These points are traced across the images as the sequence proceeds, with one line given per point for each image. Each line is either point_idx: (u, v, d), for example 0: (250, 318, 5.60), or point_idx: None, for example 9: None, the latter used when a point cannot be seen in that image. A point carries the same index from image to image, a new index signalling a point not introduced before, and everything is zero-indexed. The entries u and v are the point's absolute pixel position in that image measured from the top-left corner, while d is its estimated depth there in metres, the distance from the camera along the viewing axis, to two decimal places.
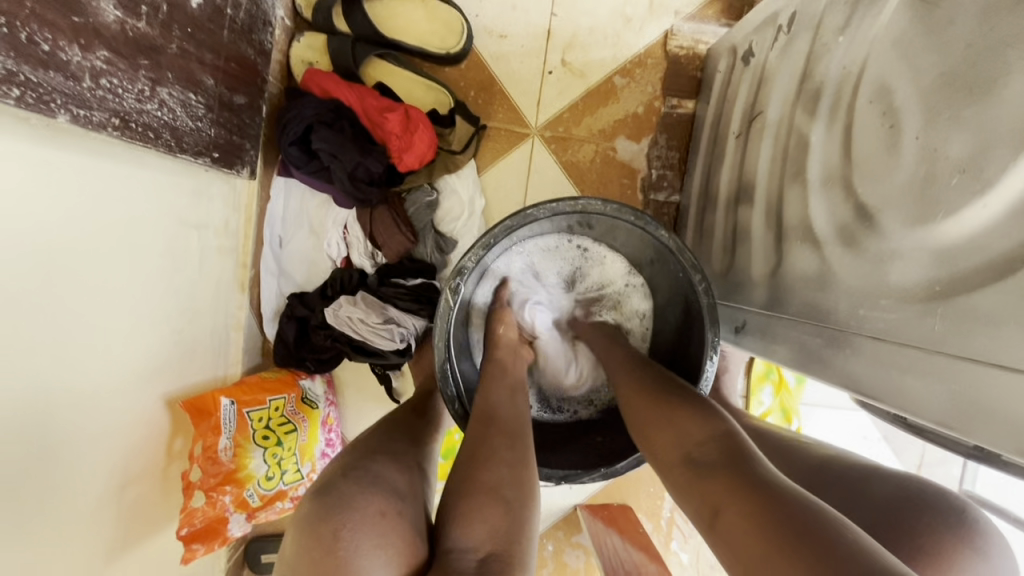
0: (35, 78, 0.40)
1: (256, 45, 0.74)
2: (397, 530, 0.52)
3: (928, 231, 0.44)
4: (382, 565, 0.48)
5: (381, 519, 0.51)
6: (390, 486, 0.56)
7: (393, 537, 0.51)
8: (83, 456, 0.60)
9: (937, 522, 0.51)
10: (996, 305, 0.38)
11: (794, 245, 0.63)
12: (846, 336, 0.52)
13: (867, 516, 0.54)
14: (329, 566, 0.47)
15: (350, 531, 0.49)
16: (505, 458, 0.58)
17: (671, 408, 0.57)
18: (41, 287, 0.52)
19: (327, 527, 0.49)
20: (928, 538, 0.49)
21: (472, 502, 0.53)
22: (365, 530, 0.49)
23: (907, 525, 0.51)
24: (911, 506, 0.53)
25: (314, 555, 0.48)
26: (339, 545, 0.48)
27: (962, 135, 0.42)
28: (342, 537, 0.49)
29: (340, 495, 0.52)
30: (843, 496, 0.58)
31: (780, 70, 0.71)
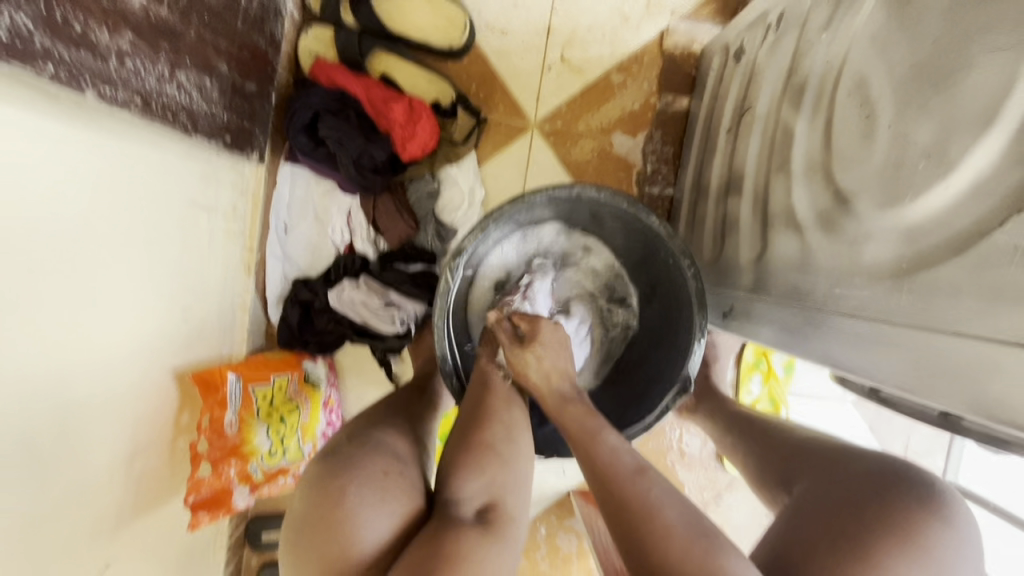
0: (67, 56, 0.43)
1: (267, 35, 0.77)
2: (398, 487, 0.54)
3: (898, 212, 0.47)
4: (386, 517, 0.51)
5: (384, 478, 0.54)
6: (392, 450, 0.59)
7: (395, 494, 0.53)
8: (96, 423, 0.63)
9: (908, 492, 0.54)
10: (955, 278, 0.41)
11: (778, 231, 0.66)
12: (823, 314, 0.55)
13: (841, 486, 0.57)
14: (335, 519, 0.50)
15: (355, 486, 0.52)
16: (503, 422, 0.61)
17: (659, 525, 0.49)
18: (61, 257, 0.54)
19: (334, 486, 0.52)
20: (899, 511, 0.52)
21: (471, 456, 0.57)
22: (368, 485, 0.52)
23: (881, 500, 0.53)
24: (883, 478, 0.56)
25: (321, 510, 0.51)
26: (345, 499, 0.51)
27: (929, 122, 0.45)
28: (347, 491, 0.51)
29: (345, 457, 0.55)
30: (820, 470, 0.62)
31: (769, 66, 0.75)
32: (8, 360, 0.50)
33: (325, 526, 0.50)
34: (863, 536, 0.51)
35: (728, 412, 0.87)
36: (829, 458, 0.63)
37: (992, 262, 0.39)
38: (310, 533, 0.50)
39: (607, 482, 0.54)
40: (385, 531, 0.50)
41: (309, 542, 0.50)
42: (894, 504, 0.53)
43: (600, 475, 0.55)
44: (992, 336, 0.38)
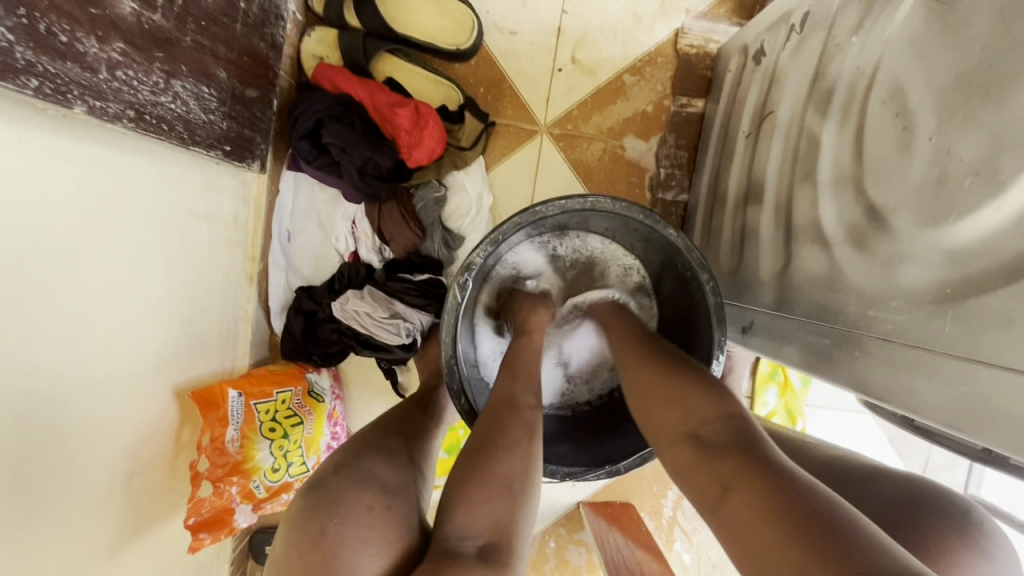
0: (53, 69, 0.41)
1: (268, 39, 0.75)
2: (384, 524, 0.52)
3: (941, 233, 0.44)
4: (369, 558, 0.49)
5: (369, 515, 0.52)
6: (378, 479, 0.56)
7: (381, 532, 0.51)
8: (94, 445, 0.61)
9: (945, 524, 0.50)
10: (1008, 307, 0.38)
11: (803, 245, 0.63)
12: (854, 337, 0.52)
13: (872, 513, 0.54)
14: (316, 561, 0.48)
15: (338, 528, 0.49)
16: (517, 449, 0.56)
17: (678, 387, 0.54)
18: (52, 275, 0.52)
19: (314, 523, 0.50)
20: (928, 537, 0.49)
21: (477, 487, 0.52)
22: (353, 526, 0.50)
23: (910, 525, 0.50)
24: (916, 504, 0.52)
25: (303, 551, 0.49)
26: (326, 540, 0.49)
27: (977, 137, 0.42)
28: (329, 533, 0.49)
29: (328, 490, 0.53)
30: (847, 494, 0.58)
31: (792, 70, 0.71)
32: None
33: (310, 573, 0.48)
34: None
35: None
36: (855, 478, 0.59)
37: None
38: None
39: (653, 362, 0.60)
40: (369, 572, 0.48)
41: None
42: (930, 536, 0.49)
43: (654, 361, 0.60)
44: None
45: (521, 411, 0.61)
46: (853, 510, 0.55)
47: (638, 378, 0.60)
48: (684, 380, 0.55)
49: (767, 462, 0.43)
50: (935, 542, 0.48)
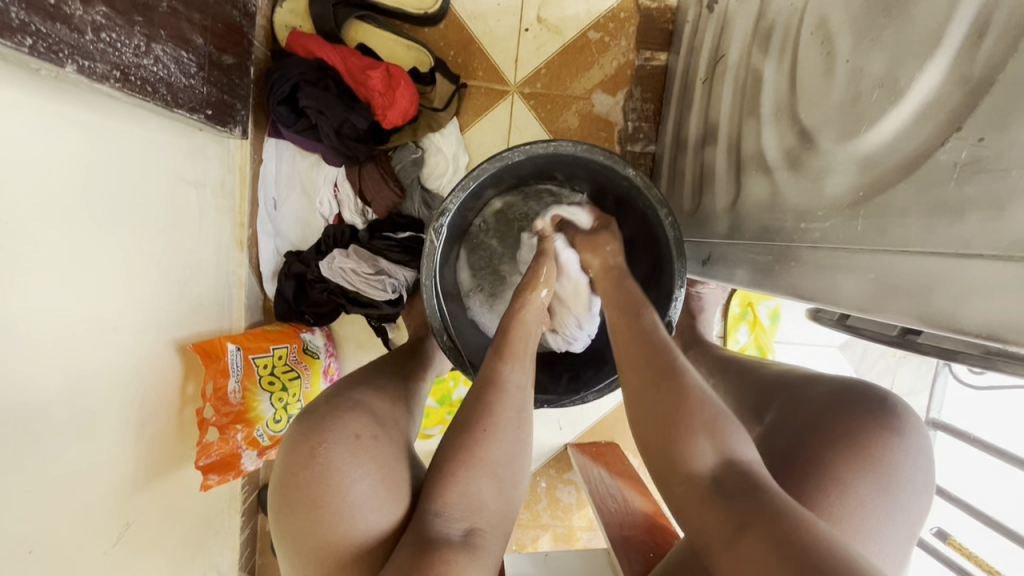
0: (44, 29, 0.45)
1: (240, 7, 0.78)
2: (370, 447, 0.59)
3: (856, 143, 0.49)
4: (359, 476, 0.56)
5: (357, 441, 0.58)
6: (367, 415, 0.62)
7: (368, 455, 0.58)
8: (104, 392, 0.66)
9: (865, 410, 0.56)
10: (904, 198, 0.43)
11: (750, 174, 0.68)
12: (791, 250, 0.58)
13: (805, 411, 0.60)
14: (310, 477, 0.55)
15: (328, 452, 0.56)
16: (506, 432, 0.61)
17: (679, 410, 0.55)
18: (58, 230, 0.57)
19: (307, 446, 0.57)
20: (858, 420, 0.56)
21: (464, 471, 0.57)
22: (340, 451, 0.57)
23: (841, 412, 0.57)
24: (841, 399, 0.59)
25: (297, 468, 0.56)
26: (317, 459, 0.56)
27: (882, 53, 0.47)
28: (320, 455, 0.56)
29: (320, 418, 0.60)
30: (788, 398, 0.64)
31: (739, 13, 0.75)
32: (19, 330, 0.53)
33: (305, 489, 0.55)
34: (822, 456, 0.54)
35: (713, 358, 0.90)
36: (798, 384, 0.66)
37: (936, 180, 0.41)
38: (290, 496, 0.56)
39: (644, 397, 0.59)
40: (359, 488, 0.55)
41: (287, 505, 0.55)
42: (851, 423, 0.56)
43: (644, 372, 0.60)
44: (934, 250, 0.41)
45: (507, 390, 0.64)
46: (796, 406, 0.62)
47: (637, 391, 0.59)
48: (675, 394, 0.57)
49: (766, 503, 0.47)
50: (864, 425, 0.55)
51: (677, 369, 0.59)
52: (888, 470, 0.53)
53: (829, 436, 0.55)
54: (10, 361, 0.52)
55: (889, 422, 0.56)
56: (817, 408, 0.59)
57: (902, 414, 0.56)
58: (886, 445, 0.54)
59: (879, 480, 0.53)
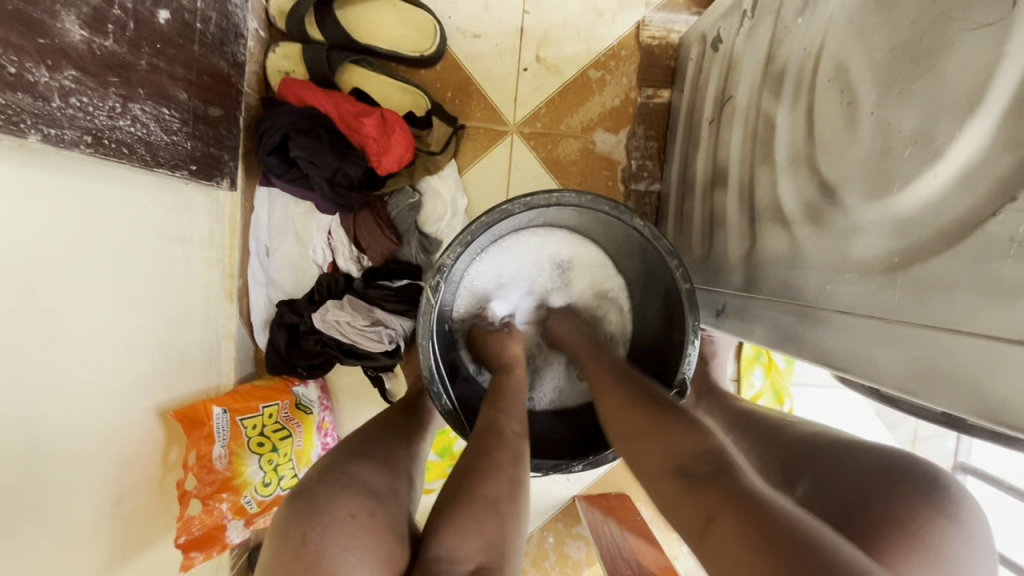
0: (4, 101, 0.41)
1: (229, 57, 0.75)
2: (368, 530, 0.51)
3: (888, 204, 0.45)
4: (355, 561, 0.48)
5: (354, 522, 0.51)
6: (360, 491, 0.55)
7: (367, 536, 0.51)
8: (73, 471, 0.61)
9: (923, 498, 0.50)
10: (948, 273, 0.39)
11: (765, 225, 0.64)
12: (816, 312, 0.53)
13: (847, 489, 0.54)
14: (298, 571, 0.47)
15: (322, 540, 0.49)
16: (508, 467, 0.57)
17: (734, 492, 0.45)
18: (27, 305, 0.52)
19: (296, 533, 0.49)
20: (904, 504, 0.50)
21: (466, 510, 0.52)
22: (336, 534, 0.49)
23: (883, 492, 0.51)
24: (892, 480, 0.53)
25: (285, 557, 0.48)
26: (308, 549, 0.48)
27: (913, 110, 0.43)
28: (313, 545, 0.48)
29: (311, 500, 0.52)
30: (823, 469, 0.59)
31: (746, 54, 0.72)
32: None
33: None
34: (866, 537, 0.48)
35: (729, 410, 0.84)
36: (830, 452, 0.60)
37: (985, 255, 0.36)
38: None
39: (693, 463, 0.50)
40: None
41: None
42: (900, 505, 0.50)
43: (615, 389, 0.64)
44: (989, 334, 0.36)
45: (508, 439, 0.61)
46: (835, 481, 0.56)
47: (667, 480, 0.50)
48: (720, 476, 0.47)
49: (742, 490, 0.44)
50: (912, 507, 0.49)
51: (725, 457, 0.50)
52: (947, 563, 0.47)
53: (873, 522, 0.49)
54: None
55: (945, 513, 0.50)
56: (862, 487, 0.53)
57: (953, 498, 0.51)
58: (944, 541, 0.48)
59: (935, 573, 0.46)
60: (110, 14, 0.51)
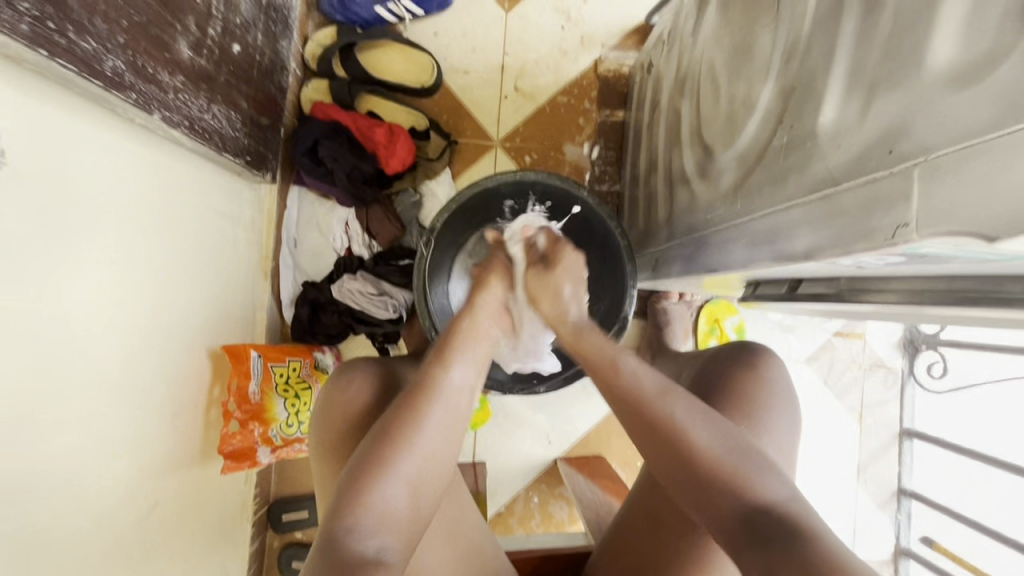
0: (143, 89, 0.64)
1: (276, 83, 0.99)
2: (390, 386, 0.73)
3: (734, 147, 0.65)
4: (377, 403, 0.70)
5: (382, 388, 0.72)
6: (385, 370, 0.75)
7: (386, 390, 0.72)
8: (149, 379, 0.79)
9: (738, 364, 0.69)
10: (759, 180, 0.58)
11: (678, 188, 0.84)
12: (703, 237, 0.72)
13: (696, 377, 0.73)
14: (345, 402, 0.70)
15: (358, 397, 0.70)
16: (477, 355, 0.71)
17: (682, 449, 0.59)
18: (133, 241, 0.73)
19: (343, 380, 0.72)
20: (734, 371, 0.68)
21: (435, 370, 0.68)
22: (368, 384, 0.72)
23: (721, 367, 0.70)
24: (721, 358, 0.72)
25: (337, 396, 0.70)
26: (351, 389, 0.70)
27: (743, 82, 0.64)
28: (353, 398, 0.70)
29: (351, 365, 0.75)
30: (694, 364, 0.78)
31: (666, 70, 0.95)
32: (101, 311, 0.68)
33: (343, 430, 0.68)
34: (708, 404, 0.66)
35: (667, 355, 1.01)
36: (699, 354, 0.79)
37: (772, 161, 0.56)
38: (331, 443, 0.68)
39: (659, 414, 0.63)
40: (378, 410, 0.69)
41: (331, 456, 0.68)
42: (730, 371, 0.69)
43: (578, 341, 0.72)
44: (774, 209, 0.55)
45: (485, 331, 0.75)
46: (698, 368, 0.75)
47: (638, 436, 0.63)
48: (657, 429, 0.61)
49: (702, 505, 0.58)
50: (737, 371, 0.68)
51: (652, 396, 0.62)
52: (755, 406, 0.65)
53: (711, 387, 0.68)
54: (96, 335, 0.67)
55: (757, 372, 0.68)
56: (712, 369, 0.71)
57: (766, 362, 0.69)
58: (756, 394, 0.66)
59: (753, 414, 0.65)
60: (205, 42, 0.75)
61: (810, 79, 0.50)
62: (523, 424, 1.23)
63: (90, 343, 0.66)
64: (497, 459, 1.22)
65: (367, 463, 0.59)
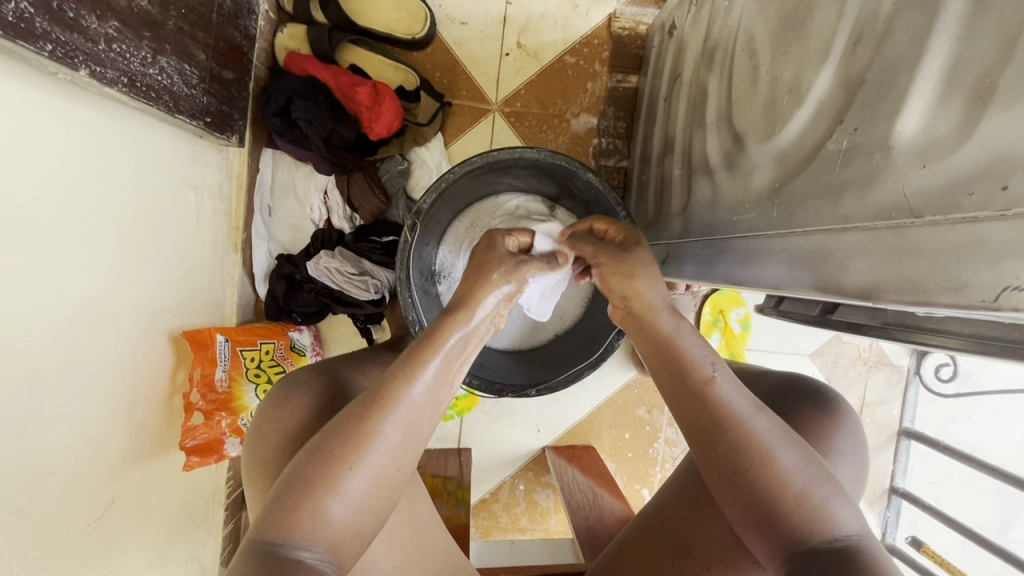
0: (63, 38, 0.52)
1: (241, 29, 0.86)
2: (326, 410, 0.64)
3: (773, 142, 0.55)
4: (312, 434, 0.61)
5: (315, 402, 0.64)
6: (324, 380, 0.67)
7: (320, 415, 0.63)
8: (101, 372, 0.71)
9: (813, 404, 0.63)
10: (803, 188, 0.49)
11: (697, 178, 0.74)
12: (726, 242, 0.63)
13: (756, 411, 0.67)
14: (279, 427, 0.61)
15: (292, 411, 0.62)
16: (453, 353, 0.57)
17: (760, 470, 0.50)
18: (76, 210, 0.64)
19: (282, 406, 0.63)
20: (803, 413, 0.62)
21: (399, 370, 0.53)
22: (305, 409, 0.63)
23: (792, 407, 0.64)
24: (790, 390, 0.66)
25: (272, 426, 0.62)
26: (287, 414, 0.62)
27: (790, 64, 0.53)
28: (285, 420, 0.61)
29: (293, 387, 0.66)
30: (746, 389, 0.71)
31: (692, 36, 0.83)
32: (36, 304, 0.59)
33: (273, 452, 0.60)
34: None
35: None
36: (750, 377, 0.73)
37: (824, 169, 0.47)
38: (269, 461, 0.60)
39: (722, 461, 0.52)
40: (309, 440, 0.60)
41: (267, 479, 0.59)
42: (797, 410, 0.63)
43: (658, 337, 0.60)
44: None
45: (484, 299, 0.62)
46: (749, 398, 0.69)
47: (696, 449, 0.55)
48: (745, 451, 0.51)
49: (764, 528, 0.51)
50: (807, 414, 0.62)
51: (739, 419, 0.52)
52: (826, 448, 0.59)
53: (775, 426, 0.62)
54: (30, 329, 0.59)
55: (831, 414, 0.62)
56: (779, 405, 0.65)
57: (839, 405, 0.64)
58: (827, 433, 0.60)
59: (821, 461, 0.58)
60: None
61: (885, 73, 0.40)
62: (511, 411, 1.18)
63: (25, 340, 0.58)
64: (482, 446, 1.18)
65: (304, 486, 0.47)
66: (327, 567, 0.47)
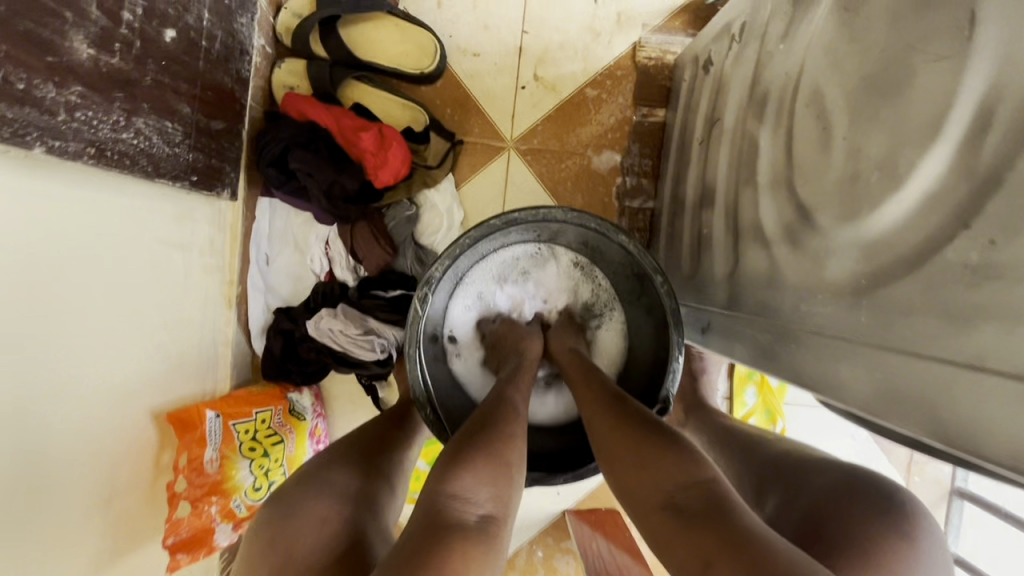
0: (11, 115, 0.44)
1: (234, 73, 0.77)
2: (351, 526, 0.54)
3: (857, 228, 0.46)
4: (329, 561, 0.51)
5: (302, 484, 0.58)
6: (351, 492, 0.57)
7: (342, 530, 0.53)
8: (69, 472, 0.62)
9: (882, 511, 0.53)
10: (909, 297, 0.40)
11: (747, 244, 0.65)
12: (793, 332, 0.54)
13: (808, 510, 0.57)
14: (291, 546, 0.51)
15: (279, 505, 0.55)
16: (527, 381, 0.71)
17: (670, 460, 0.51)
18: (37, 290, 0.55)
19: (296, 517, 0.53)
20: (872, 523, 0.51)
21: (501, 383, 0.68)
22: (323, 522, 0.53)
23: (858, 513, 0.53)
24: (851, 498, 0.55)
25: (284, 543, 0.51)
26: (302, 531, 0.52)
27: (879, 136, 0.44)
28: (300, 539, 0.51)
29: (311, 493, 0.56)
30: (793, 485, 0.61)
31: (734, 77, 0.74)
32: None
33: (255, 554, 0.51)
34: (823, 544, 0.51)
35: (714, 426, 0.85)
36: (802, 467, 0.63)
37: (941, 280, 0.37)
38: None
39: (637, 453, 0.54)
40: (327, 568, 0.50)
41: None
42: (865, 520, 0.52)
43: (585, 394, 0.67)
44: (948, 357, 0.37)
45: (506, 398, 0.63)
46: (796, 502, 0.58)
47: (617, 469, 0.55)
48: (651, 444, 0.54)
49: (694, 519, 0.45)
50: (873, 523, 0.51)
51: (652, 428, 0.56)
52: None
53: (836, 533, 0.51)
54: None
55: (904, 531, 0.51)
56: (837, 507, 0.54)
57: (916, 521, 0.52)
58: (899, 553, 0.49)
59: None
60: (117, 33, 0.54)
61: None
62: None
63: None
64: None
65: (462, 449, 0.53)
66: (489, 519, 0.47)
